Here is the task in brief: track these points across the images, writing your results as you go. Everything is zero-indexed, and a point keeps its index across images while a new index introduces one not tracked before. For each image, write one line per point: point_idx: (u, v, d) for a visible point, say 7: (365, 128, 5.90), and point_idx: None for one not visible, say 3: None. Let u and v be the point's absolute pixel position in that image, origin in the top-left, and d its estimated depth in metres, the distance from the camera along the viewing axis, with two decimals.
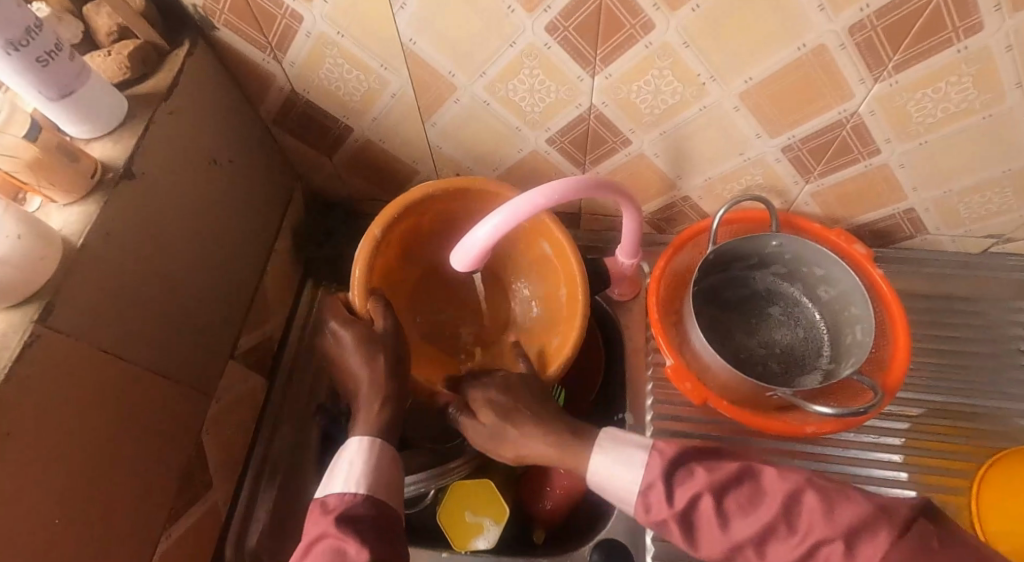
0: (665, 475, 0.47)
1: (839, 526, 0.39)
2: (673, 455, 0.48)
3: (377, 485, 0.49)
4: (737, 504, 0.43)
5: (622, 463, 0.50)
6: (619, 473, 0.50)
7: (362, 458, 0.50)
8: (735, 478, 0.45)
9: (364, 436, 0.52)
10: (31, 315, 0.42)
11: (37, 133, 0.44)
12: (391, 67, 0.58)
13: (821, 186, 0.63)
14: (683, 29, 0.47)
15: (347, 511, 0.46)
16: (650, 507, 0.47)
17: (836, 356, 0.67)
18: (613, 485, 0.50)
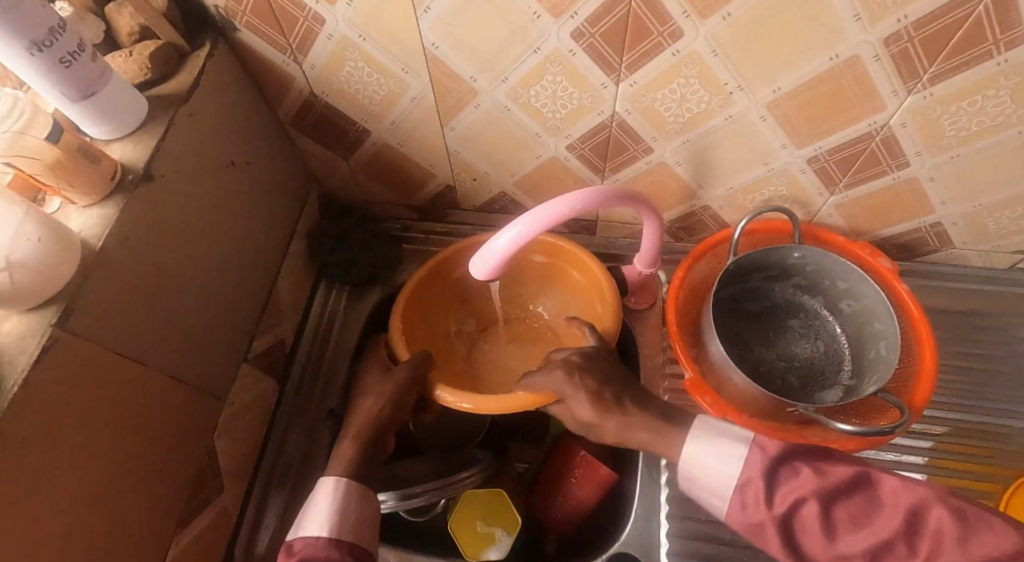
0: (764, 472, 0.44)
1: (974, 553, 0.35)
2: (776, 454, 0.45)
3: (344, 527, 0.50)
4: (849, 517, 0.40)
5: (725, 457, 0.47)
6: (714, 466, 0.47)
7: (329, 499, 0.51)
8: (846, 487, 0.41)
9: (336, 476, 0.54)
10: (50, 319, 0.42)
11: (59, 134, 0.44)
12: (412, 71, 0.58)
13: (846, 198, 0.61)
14: (713, 38, 0.46)
15: (307, 558, 0.47)
16: (746, 505, 0.44)
17: (857, 371, 0.66)
18: (704, 476, 0.48)
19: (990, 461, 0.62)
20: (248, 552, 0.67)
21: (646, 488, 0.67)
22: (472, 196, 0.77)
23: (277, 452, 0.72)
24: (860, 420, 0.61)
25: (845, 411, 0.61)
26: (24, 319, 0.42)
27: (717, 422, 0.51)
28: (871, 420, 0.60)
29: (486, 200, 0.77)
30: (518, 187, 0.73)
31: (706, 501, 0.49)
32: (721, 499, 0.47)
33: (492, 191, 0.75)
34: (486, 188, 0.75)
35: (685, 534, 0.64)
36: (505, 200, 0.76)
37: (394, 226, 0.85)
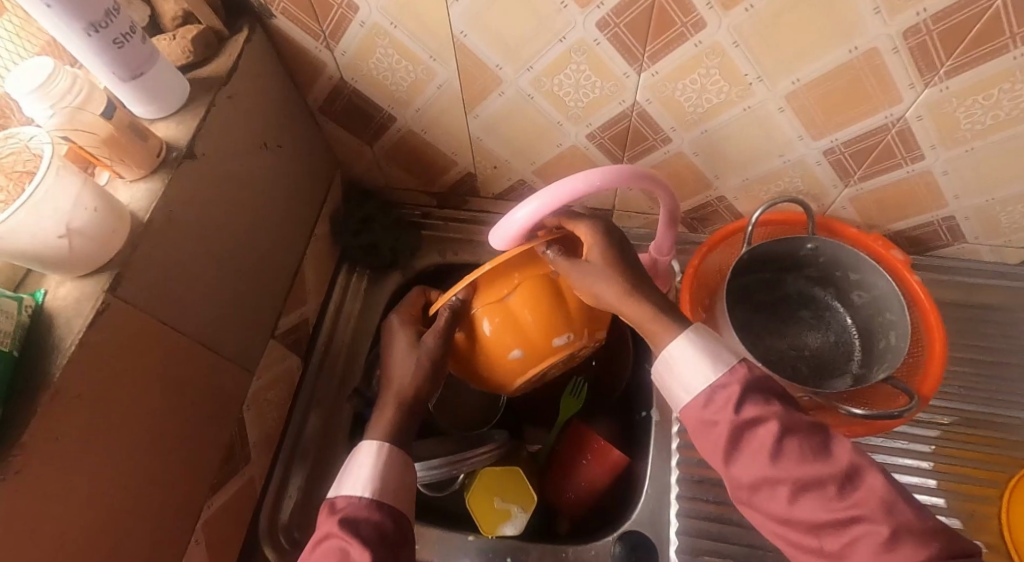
0: (743, 385, 0.48)
1: (893, 520, 0.41)
2: (756, 379, 0.49)
3: (384, 490, 0.52)
4: (802, 445, 0.45)
5: (705, 364, 0.50)
6: (687, 367, 0.51)
7: (372, 462, 0.53)
8: (809, 428, 0.46)
9: (376, 439, 0.55)
10: (102, 286, 0.45)
11: (113, 112, 0.46)
12: (440, 59, 0.60)
13: (860, 191, 0.63)
14: (734, 29, 0.48)
15: (351, 515, 0.49)
16: (711, 402, 0.49)
17: (867, 361, 0.67)
18: (675, 372, 0.52)
19: (996, 452, 0.64)
20: (272, 521, 0.70)
21: (657, 470, 0.69)
22: (492, 183, 0.79)
23: (300, 427, 0.75)
24: (868, 407, 0.62)
25: (854, 398, 0.63)
26: (80, 285, 0.45)
27: (708, 332, 0.53)
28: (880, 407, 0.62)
29: (505, 187, 0.79)
30: (538, 175, 0.74)
31: (669, 384, 0.53)
32: (685, 389, 0.51)
33: (511, 179, 0.77)
34: (506, 176, 0.76)
35: (693, 514, 0.66)
36: (524, 188, 0.78)
37: (415, 211, 0.87)
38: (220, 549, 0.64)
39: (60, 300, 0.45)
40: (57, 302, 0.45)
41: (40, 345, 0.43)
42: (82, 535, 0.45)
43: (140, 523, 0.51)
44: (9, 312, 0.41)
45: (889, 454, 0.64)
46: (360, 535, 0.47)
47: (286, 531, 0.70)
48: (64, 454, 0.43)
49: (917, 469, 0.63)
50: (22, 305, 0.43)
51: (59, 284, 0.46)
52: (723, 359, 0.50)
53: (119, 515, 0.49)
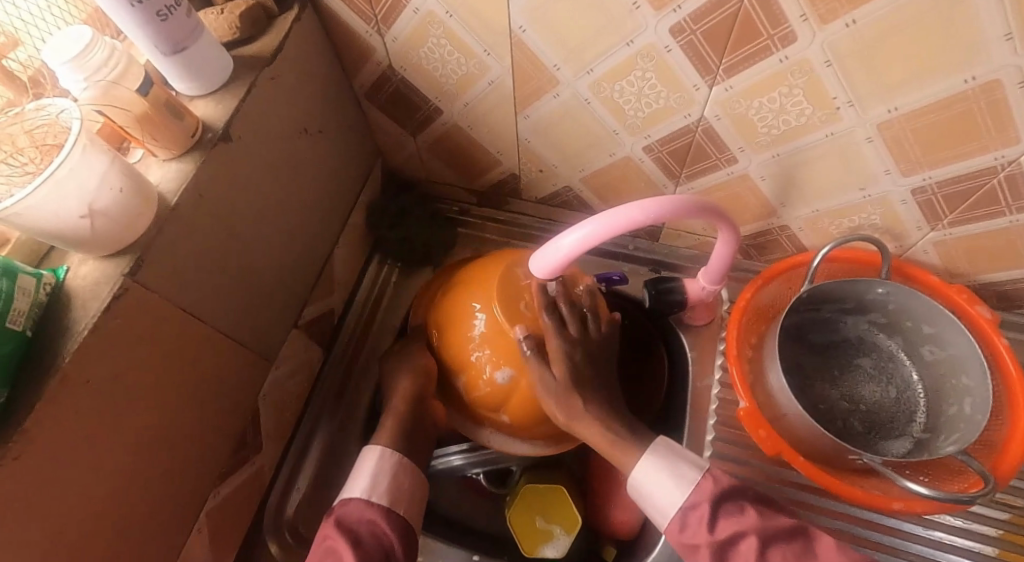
0: (713, 502, 0.49)
1: None
2: (726, 487, 0.50)
3: (380, 492, 0.53)
4: (784, 555, 0.45)
5: (672, 483, 0.51)
6: (661, 488, 0.52)
7: (371, 469, 0.55)
8: (788, 534, 0.46)
9: (381, 447, 0.57)
10: (122, 269, 0.42)
11: (148, 88, 0.43)
12: (495, 54, 0.55)
13: (948, 236, 0.56)
14: (828, 46, 0.42)
15: (343, 517, 0.51)
16: (687, 526, 0.49)
17: (931, 425, 0.60)
18: (650, 493, 0.52)
19: None
20: (277, 514, 0.67)
21: None
22: (536, 187, 0.75)
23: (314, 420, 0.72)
24: (930, 479, 0.56)
25: (914, 468, 0.57)
26: (102, 266, 0.43)
27: (669, 446, 0.54)
28: (944, 481, 0.56)
29: (550, 193, 0.75)
30: (585, 184, 0.70)
31: (649, 512, 0.53)
32: (662, 515, 0.51)
33: (557, 185, 0.72)
34: (552, 181, 0.72)
35: None
36: (569, 195, 0.73)
37: (452, 207, 0.83)
38: (223, 541, 0.61)
39: (79, 281, 0.42)
40: (77, 281, 0.42)
41: (52, 329, 0.40)
42: (83, 521, 0.43)
43: (143, 511, 0.49)
44: (25, 289, 0.38)
45: (947, 531, 0.58)
46: (352, 534, 0.49)
47: (290, 528, 0.67)
48: (66, 439, 0.40)
49: (979, 553, 0.57)
50: (41, 282, 0.40)
51: (82, 262, 0.43)
52: (688, 475, 0.51)
53: (122, 502, 0.47)
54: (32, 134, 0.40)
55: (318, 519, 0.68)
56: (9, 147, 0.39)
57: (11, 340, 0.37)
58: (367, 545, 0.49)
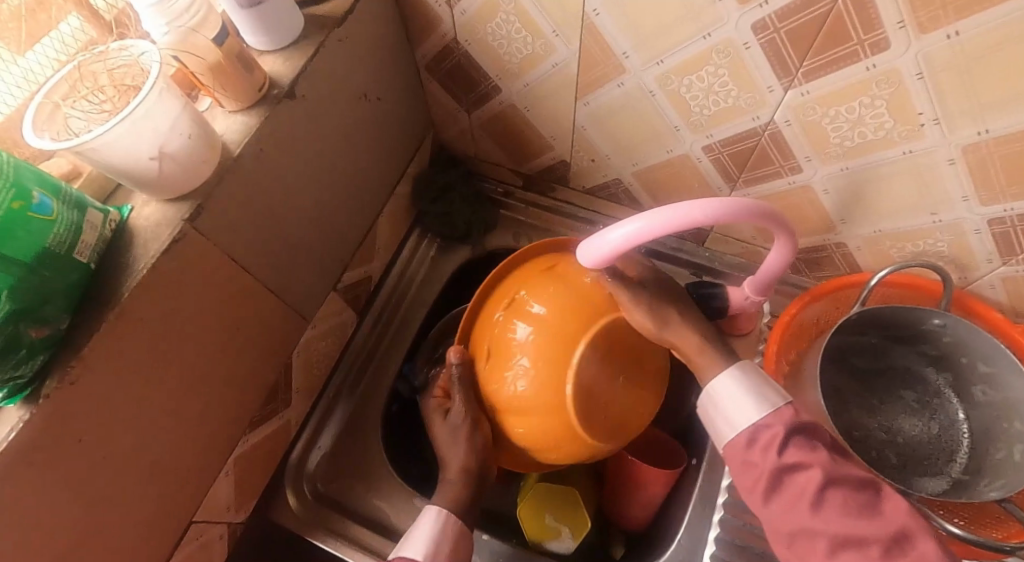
0: (789, 428, 0.46)
1: None
2: (800, 422, 0.47)
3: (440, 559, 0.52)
4: (847, 500, 0.42)
5: (751, 402, 0.48)
6: (736, 402, 0.49)
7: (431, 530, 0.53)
8: (857, 483, 0.43)
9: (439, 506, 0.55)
10: (183, 214, 0.43)
11: (225, 39, 0.42)
12: (563, 34, 0.54)
13: (1020, 272, 0.53)
14: (924, 56, 0.40)
15: None
16: (754, 443, 0.47)
17: (972, 468, 0.58)
18: (722, 404, 0.49)
19: None
20: (298, 468, 0.69)
21: (699, 513, 0.64)
22: (585, 176, 0.73)
23: (342, 380, 0.74)
24: (966, 522, 0.54)
25: (950, 509, 0.54)
26: (164, 209, 0.43)
27: (757, 370, 0.50)
28: (981, 527, 0.53)
29: (599, 184, 0.73)
30: (637, 178, 0.68)
31: (712, 418, 0.51)
32: (730, 426, 0.49)
33: (607, 176, 0.71)
34: (603, 172, 0.70)
35: None
36: (618, 188, 0.72)
37: (498, 188, 0.83)
38: (247, 488, 0.63)
39: (142, 222, 0.43)
40: (140, 221, 0.43)
41: (115, 265, 0.41)
42: (122, 453, 0.45)
43: (178, 449, 0.51)
44: (94, 224, 0.39)
45: None
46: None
47: (309, 481, 0.69)
48: (116, 371, 0.41)
49: None
50: (107, 219, 0.41)
51: (145, 203, 0.43)
52: (770, 400, 0.48)
53: (160, 439, 0.48)
54: (113, 74, 0.41)
55: (337, 476, 0.70)
56: (90, 84, 0.40)
57: (77, 269, 0.38)
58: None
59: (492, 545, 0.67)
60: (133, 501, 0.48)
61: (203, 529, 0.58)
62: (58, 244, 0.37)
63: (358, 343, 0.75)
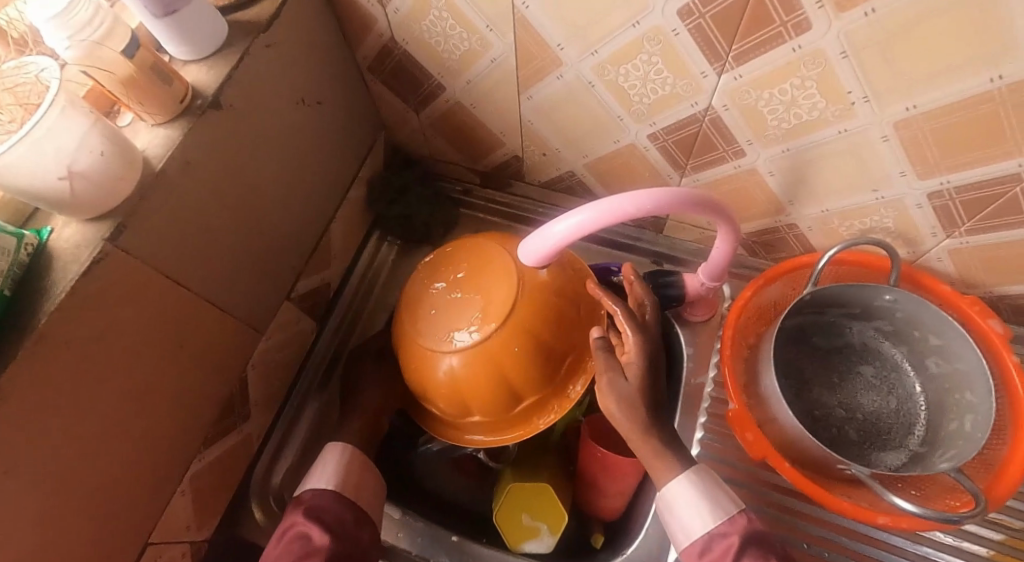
0: (743, 538, 0.48)
1: None
2: (753, 531, 0.48)
3: (348, 484, 0.54)
4: None
5: (704, 509, 0.49)
6: (688, 508, 0.50)
7: (337, 459, 0.55)
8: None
9: (342, 443, 0.57)
10: (103, 233, 0.42)
11: (135, 50, 0.42)
12: (497, 30, 0.53)
13: (965, 244, 0.53)
14: (844, 36, 0.39)
15: (314, 505, 0.51)
16: (708, 553, 0.48)
17: (930, 440, 0.58)
18: (672, 511, 0.50)
19: None
20: (263, 481, 0.68)
21: None
22: (539, 170, 0.73)
23: (305, 391, 0.72)
24: (921, 495, 0.55)
25: (906, 482, 0.55)
26: (85, 229, 0.42)
27: (711, 476, 0.51)
28: (936, 498, 0.54)
29: (554, 177, 0.72)
30: (589, 170, 0.67)
31: (666, 522, 0.51)
32: (684, 533, 0.50)
33: (560, 169, 0.70)
34: (555, 165, 0.70)
35: None
36: (572, 180, 0.71)
37: (455, 186, 0.82)
38: (207, 506, 0.62)
39: (62, 243, 0.42)
40: (60, 243, 0.42)
41: (33, 289, 0.40)
42: (61, 482, 0.44)
43: (123, 473, 0.50)
44: (4, 248, 0.38)
45: (936, 548, 0.57)
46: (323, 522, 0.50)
47: (275, 495, 0.68)
48: (46, 401, 0.41)
49: None
50: (22, 243, 0.40)
51: (65, 224, 0.42)
52: (724, 506, 0.50)
53: (102, 465, 0.47)
54: (15, 92, 0.39)
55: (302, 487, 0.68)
56: None
57: None
58: (339, 534, 0.50)
59: (462, 547, 0.67)
60: (77, 530, 0.47)
61: (161, 551, 0.57)
62: None
63: (319, 352, 0.74)
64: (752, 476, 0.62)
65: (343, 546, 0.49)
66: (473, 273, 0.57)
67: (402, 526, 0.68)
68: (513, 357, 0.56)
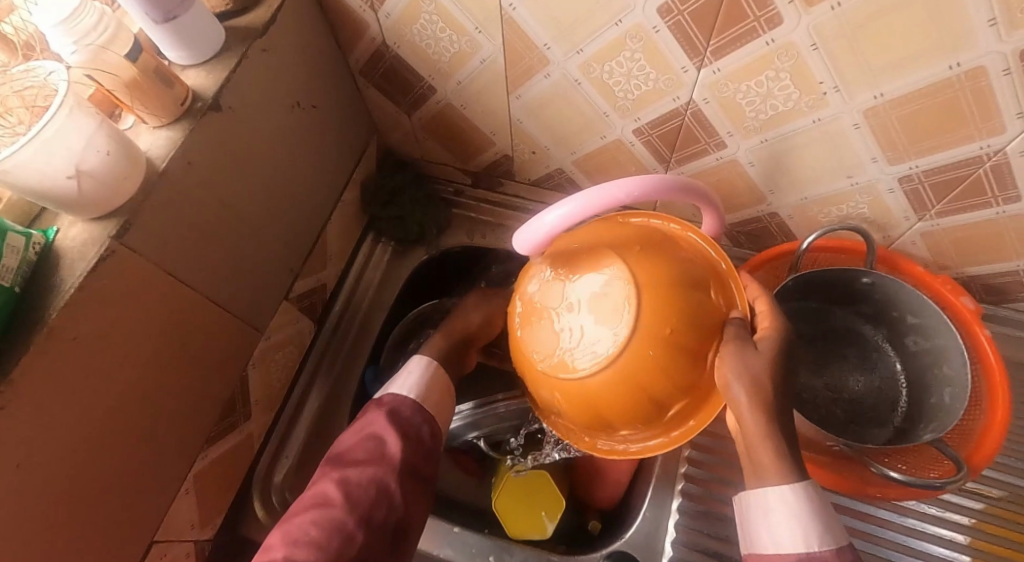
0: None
1: None
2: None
3: (431, 399, 0.55)
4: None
5: (805, 531, 0.42)
6: (783, 525, 0.43)
7: (425, 371, 0.56)
8: None
9: (430, 354, 0.58)
10: (109, 231, 0.44)
11: (138, 55, 0.44)
12: (486, 31, 0.56)
13: (936, 226, 0.56)
14: (814, 28, 0.42)
15: (395, 410, 0.52)
16: None
17: (913, 415, 0.61)
18: (766, 522, 0.44)
19: None
20: (265, 480, 0.69)
21: (661, 489, 0.66)
22: (529, 169, 0.75)
23: (304, 390, 0.73)
24: (908, 467, 0.56)
25: (892, 456, 0.57)
26: (90, 228, 0.44)
27: (823, 496, 0.44)
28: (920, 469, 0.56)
29: (543, 175, 0.74)
30: (578, 166, 0.70)
31: (750, 526, 0.45)
32: (772, 543, 0.43)
33: (550, 167, 0.72)
34: (545, 163, 0.72)
35: (692, 545, 0.62)
36: (562, 177, 0.73)
37: (447, 187, 0.84)
38: (210, 505, 0.63)
39: (69, 242, 0.43)
40: (66, 243, 0.43)
41: (41, 286, 0.42)
42: (70, 476, 0.45)
43: (130, 468, 0.51)
44: (14, 247, 0.40)
45: (920, 519, 0.59)
46: (403, 430, 0.51)
47: (277, 493, 0.68)
48: (53, 395, 0.42)
49: (951, 541, 0.58)
50: (30, 242, 0.41)
51: (71, 224, 0.44)
52: (831, 535, 0.42)
53: (109, 460, 0.49)
54: (23, 96, 0.41)
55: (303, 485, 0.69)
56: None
57: None
58: (413, 444, 0.51)
59: (463, 538, 0.66)
60: (86, 524, 0.48)
61: (167, 549, 0.58)
62: None
63: (317, 351, 0.75)
64: None
65: (414, 458, 0.51)
66: (576, 300, 0.48)
67: None
68: (630, 399, 0.47)
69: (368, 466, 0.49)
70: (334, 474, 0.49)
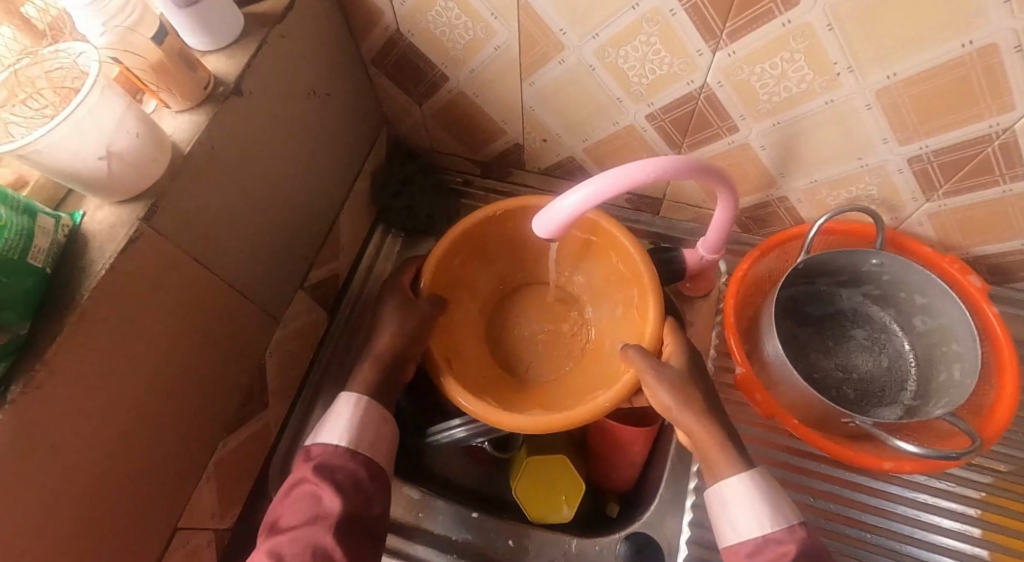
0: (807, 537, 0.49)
1: None
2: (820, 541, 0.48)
3: (363, 441, 0.54)
4: None
5: (760, 514, 0.50)
6: (740, 514, 0.50)
7: (351, 414, 0.55)
8: None
9: (356, 394, 0.57)
10: (137, 214, 0.44)
11: (163, 38, 0.44)
12: (502, 18, 0.56)
13: (943, 206, 0.57)
14: (831, 9, 0.43)
15: (325, 462, 0.52)
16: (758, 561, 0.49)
17: (922, 393, 0.62)
18: (727, 514, 0.51)
19: None
20: (282, 468, 0.69)
21: (676, 471, 0.67)
22: (538, 157, 0.75)
23: (319, 378, 0.74)
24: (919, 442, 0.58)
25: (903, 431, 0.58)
26: (116, 211, 0.44)
27: (771, 478, 0.52)
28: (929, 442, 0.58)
29: (553, 163, 0.75)
30: (588, 154, 0.71)
31: (714, 520, 0.52)
32: (732, 531, 0.51)
33: (560, 155, 0.73)
34: (555, 151, 0.73)
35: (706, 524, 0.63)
36: (572, 165, 0.74)
37: (456, 177, 0.84)
38: (231, 492, 0.63)
39: (97, 225, 0.44)
40: (94, 225, 0.44)
41: (71, 266, 0.42)
42: (99, 458, 0.45)
43: (155, 452, 0.51)
44: (45, 229, 0.40)
45: (933, 494, 0.60)
46: (334, 481, 0.50)
47: None
48: (84, 376, 0.42)
49: (961, 514, 0.59)
50: (59, 224, 0.42)
51: (97, 207, 0.44)
52: (784, 516, 0.49)
53: (136, 443, 0.49)
54: (51, 76, 0.42)
55: None
56: (29, 89, 0.41)
57: (31, 274, 0.39)
58: (349, 493, 0.50)
59: (482, 522, 0.67)
60: (113, 507, 0.48)
61: (190, 535, 0.58)
62: (10, 250, 0.37)
63: (330, 341, 0.76)
64: (756, 438, 0.65)
65: (351, 506, 0.49)
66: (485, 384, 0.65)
67: (421, 506, 0.68)
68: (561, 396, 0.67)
69: (302, 528, 0.47)
70: (269, 545, 0.48)
